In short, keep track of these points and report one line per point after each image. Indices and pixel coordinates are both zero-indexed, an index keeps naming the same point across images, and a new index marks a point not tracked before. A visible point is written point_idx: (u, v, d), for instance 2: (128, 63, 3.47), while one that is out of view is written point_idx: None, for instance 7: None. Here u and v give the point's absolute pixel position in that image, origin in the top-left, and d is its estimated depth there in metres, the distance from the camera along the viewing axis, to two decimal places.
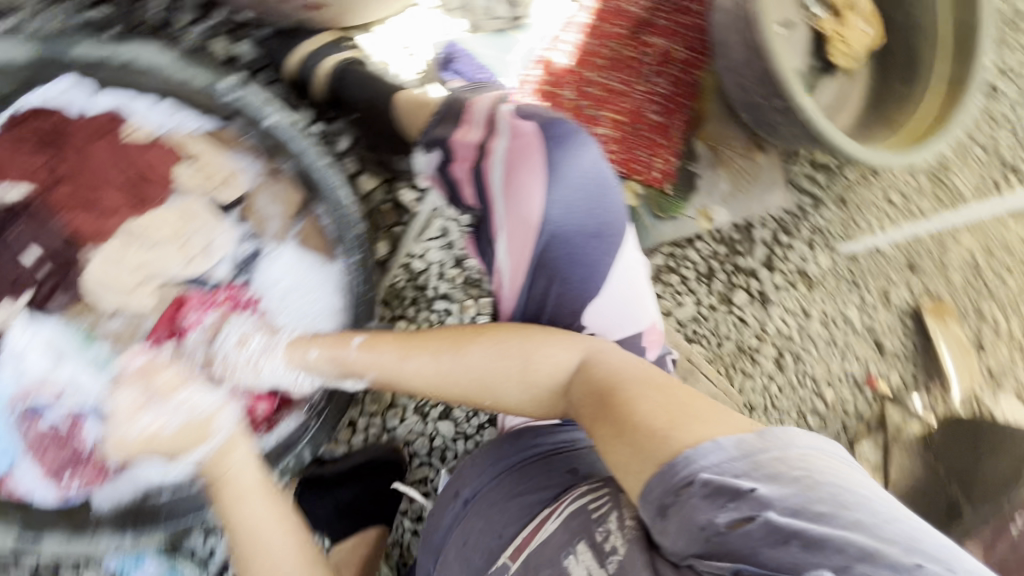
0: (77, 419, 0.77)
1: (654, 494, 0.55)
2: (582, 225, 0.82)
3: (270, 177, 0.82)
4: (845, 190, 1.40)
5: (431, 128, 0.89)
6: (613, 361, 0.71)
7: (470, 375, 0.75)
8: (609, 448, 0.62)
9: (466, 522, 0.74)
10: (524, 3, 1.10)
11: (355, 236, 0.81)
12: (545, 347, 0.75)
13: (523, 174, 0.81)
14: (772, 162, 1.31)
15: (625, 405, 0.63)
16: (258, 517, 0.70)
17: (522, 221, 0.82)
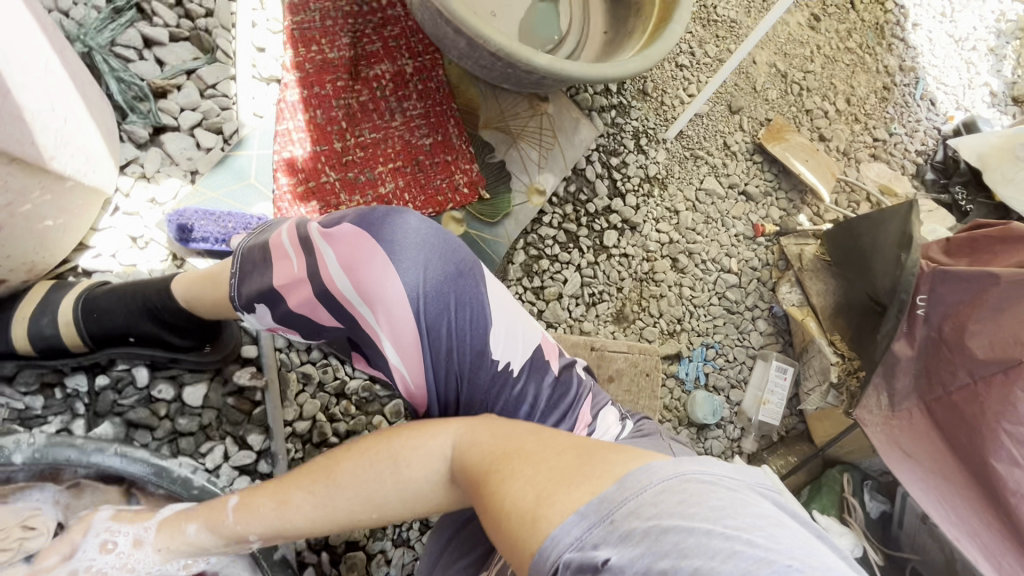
0: None
1: None
2: (451, 284, 0.63)
3: (73, 492, 0.72)
4: (640, 83, 1.40)
5: (236, 292, 0.68)
6: (482, 436, 0.55)
7: (348, 500, 0.58)
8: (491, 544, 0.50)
9: None
10: (226, 117, 1.00)
11: (197, 479, 0.72)
12: (414, 435, 0.58)
13: (367, 273, 0.60)
14: (559, 105, 1.27)
15: (495, 496, 0.50)
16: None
17: (393, 321, 0.61)
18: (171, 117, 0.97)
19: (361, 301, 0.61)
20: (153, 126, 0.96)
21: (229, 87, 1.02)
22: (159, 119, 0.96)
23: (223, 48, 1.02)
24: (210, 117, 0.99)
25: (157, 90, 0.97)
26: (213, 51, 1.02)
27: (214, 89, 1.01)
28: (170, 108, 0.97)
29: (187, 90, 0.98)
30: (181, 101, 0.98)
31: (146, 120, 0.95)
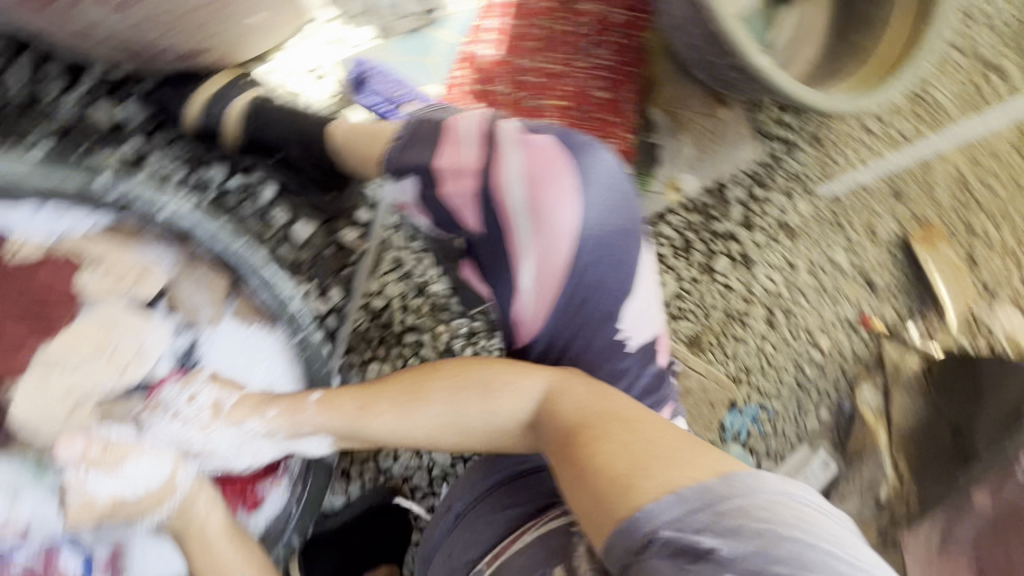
0: (50, 553, 0.76)
1: (615, 555, 0.47)
2: (617, 234, 0.64)
3: (190, 261, 0.76)
4: (820, 129, 1.34)
5: (392, 156, 0.75)
6: (573, 398, 0.61)
7: (445, 428, 0.67)
8: (571, 496, 0.54)
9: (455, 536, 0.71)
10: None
11: (299, 309, 0.77)
12: (507, 378, 0.66)
13: (546, 189, 0.61)
14: (734, 114, 1.25)
15: (586, 453, 0.54)
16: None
17: (550, 245, 0.62)
18: None
19: (529, 213, 0.62)
20: None
21: None
22: None
23: None
24: None
25: None
26: None
27: None
28: None
29: None
30: None
31: None
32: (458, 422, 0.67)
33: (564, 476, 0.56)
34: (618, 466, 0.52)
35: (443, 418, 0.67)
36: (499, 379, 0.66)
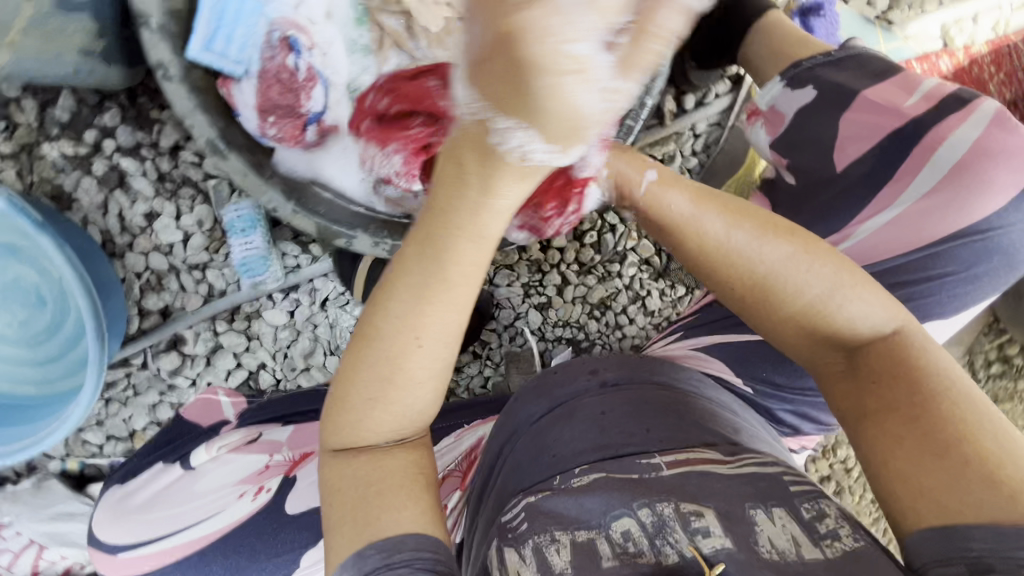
0: (314, 79, 0.78)
1: (971, 550, 0.49)
2: (999, 247, 0.73)
3: None
4: (1004, 395, 1.23)
5: (806, 64, 0.82)
6: (924, 356, 0.60)
7: (780, 273, 0.61)
8: (894, 448, 0.57)
9: (600, 399, 0.72)
10: (902, 10, 0.98)
11: (641, 106, 0.78)
12: (859, 291, 0.62)
13: (996, 167, 0.72)
14: (973, 319, 1.22)
15: (951, 435, 0.55)
16: (448, 295, 0.52)
17: (959, 216, 0.73)
18: None
19: (946, 178, 0.74)
20: None
21: (930, 4, 0.99)
22: None
23: None
24: None
25: None
26: None
27: None
28: None
29: None
30: None
31: None
32: (793, 287, 0.62)
33: (877, 418, 0.59)
34: (977, 457, 0.53)
35: (785, 276, 0.61)
36: (855, 284, 0.61)
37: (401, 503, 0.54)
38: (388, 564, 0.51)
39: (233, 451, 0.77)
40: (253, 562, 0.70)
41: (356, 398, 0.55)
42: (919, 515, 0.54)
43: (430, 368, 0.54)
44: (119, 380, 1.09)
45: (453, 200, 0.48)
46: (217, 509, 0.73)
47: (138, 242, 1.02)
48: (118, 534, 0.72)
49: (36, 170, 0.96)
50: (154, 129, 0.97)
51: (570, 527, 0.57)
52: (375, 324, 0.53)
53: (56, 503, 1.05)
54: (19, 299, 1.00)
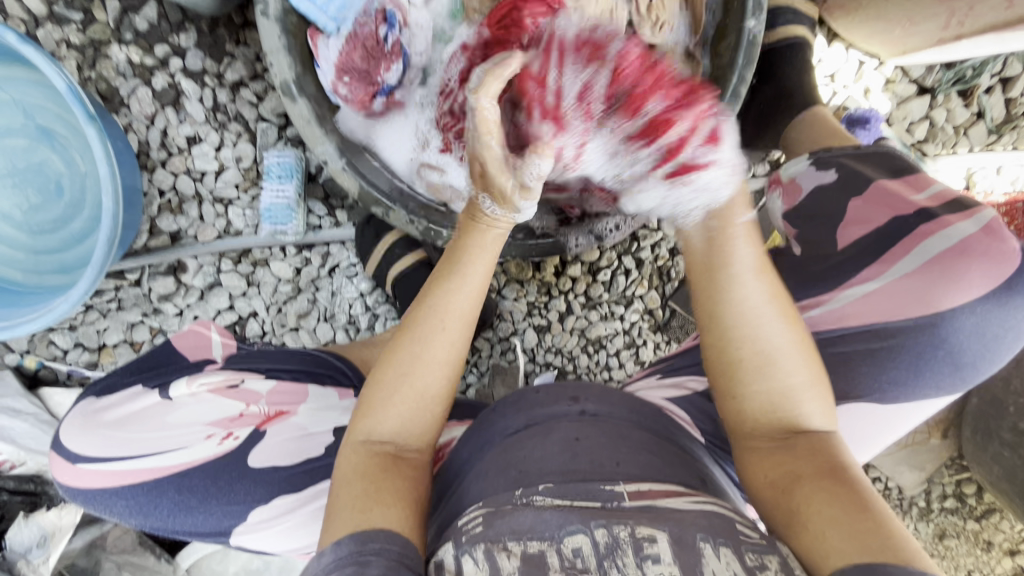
0: (397, 54, 0.80)
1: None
2: (961, 351, 0.68)
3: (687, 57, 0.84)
4: (951, 531, 1.26)
5: (837, 152, 0.81)
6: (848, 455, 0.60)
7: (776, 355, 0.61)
8: (821, 508, 0.54)
9: (561, 423, 0.64)
10: (935, 145, 1.06)
11: None
12: (821, 396, 0.62)
13: (974, 267, 0.67)
14: (939, 450, 1.25)
15: (871, 501, 0.54)
16: (459, 305, 0.61)
17: (926, 297, 0.68)
18: (939, 99, 1.04)
19: (926, 266, 0.69)
20: (932, 86, 1.03)
21: (962, 147, 1.06)
22: (941, 89, 1.03)
23: (999, 139, 1.06)
24: (938, 130, 1.05)
25: (964, 88, 1.03)
26: (997, 131, 1.06)
27: (962, 134, 1.06)
28: (947, 98, 1.04)
29: (965, 111, 1.04)
30: (952, 108, 1.04)
31: (941, 80, 1.02)
32: (778, 366, 0.61)
33: (808, 485, 0.56)
34: (887, 525, 0.52)
35: (772, 347, 0.61)
36: (819, 384, 0.62)
37: (392, 502, 0.56)
38: (359, 551, 0.51)
39: (211, 391, 0.71)
40: (203, 505, 0.64)
41: (387, 375, 0.60)
42: (830, 551, 0.51)
43: (449, 352, 0.61)
44: (108, 290, 1.07)
45: (471, 241, 0.62)
46: (180, 445, 0.67)
47: (172, 161, 1.02)
48: (85, 444, 0.65)
49: (98, 67, 0.97)
50: (223, 60, 0.98)
51: (523, 537, 0.52)
52: (414, 312, 0.61)
53: (5, 396, 0.96)
54: (36, 183, 0.99)
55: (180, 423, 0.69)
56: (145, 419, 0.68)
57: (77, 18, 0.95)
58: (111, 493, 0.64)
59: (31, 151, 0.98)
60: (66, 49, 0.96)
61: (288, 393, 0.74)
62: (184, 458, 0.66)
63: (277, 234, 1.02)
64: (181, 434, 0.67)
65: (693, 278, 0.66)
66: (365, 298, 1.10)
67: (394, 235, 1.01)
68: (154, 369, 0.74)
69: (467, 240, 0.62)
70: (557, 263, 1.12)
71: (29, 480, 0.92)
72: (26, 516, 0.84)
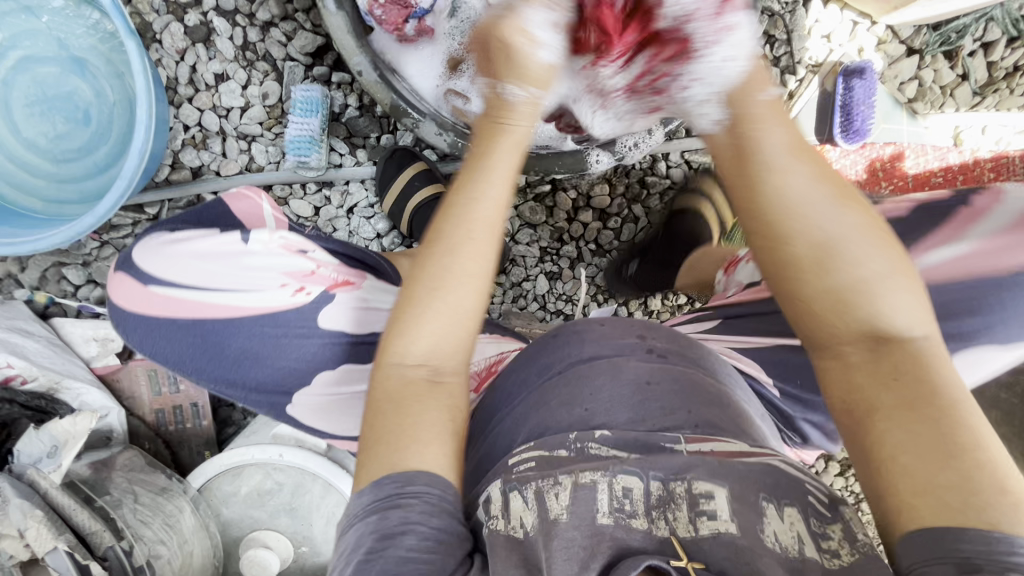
0: None
1: (958, 549, 0.41)
2: None
3: None
4: None
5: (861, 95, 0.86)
6: (954, 376, 0.48)
7: (832, 241, 0.50)
8: (897, 455, 0.45)
9: (628, 365, 0.63)
10: (924, 104, 1.12)
11: None
12: (906, 287, 0.50)
13: None
14: None
15: (969, 446, 0.44)
16: (483, 211, 0.58)
17: None
18: (926, 60, 1.11)
19: None
20: (920, 48, 1.11)
21: (949, 107, 1.14)
22: (928, 51, 1.10)
23: (983, 101, 1.14)
24: (925, 91, 1.12)
25: (949, 50, 1.11)
26: (981, 93, 1.13)
27: (949, 94, 1.13)
28: (933, 59, 1.11)
29: (951, 72, 1.12)
30: (939, 69, 1.12)
31: (928, 42, 1.10)
32: (837, 262, 0.50)
33: (887, 417, 0.47)
34: (977, 475, 0.43)
35: (834, 230, 0.50)
36: (900, 271, 0.50)
37: (431, 442, 0.53)
38: (399, 492, 0.50)
39: (285, 247, 0.64)
40: (273, 356, 0.65)
41: (419, 290, 0.57)
42: (901, 511, 0.44)
43: (477, 268, 0.58)
44: (125, 225, 1.08)
45: (500, 138, 0.61)
46: (255, 287, 0.63)
47: (199, 97, 1.05)
48: (163, 266, 0.62)
49: (133, 2, 1.01)
50: (255, 0, 1.02)
51: (578, 471, 0.53)
52: (439, 225, 0.58)
53: (17, 319, 0.96)
54: (63, 111, 1.00)
55: (254, 266, 0.63)
56: (218, 253, 0.63)
57: None
58: (178, 324, 0.63)
59: (61, 80, 1.00)
60: None
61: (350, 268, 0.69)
62: (256, 301, 0.63)
63: (299, 167, 1.04)
64: (257, 274, 0.63)
65: (723, 174, 0.55)
66: (382, 239, 1.12)
67: (412, 169, 1.04)
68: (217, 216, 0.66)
69: (492, 139, 0.61)
70: (569, 209, 1.14)
71: (40, 395, 0.90)
72: (38, 428, 0.83)
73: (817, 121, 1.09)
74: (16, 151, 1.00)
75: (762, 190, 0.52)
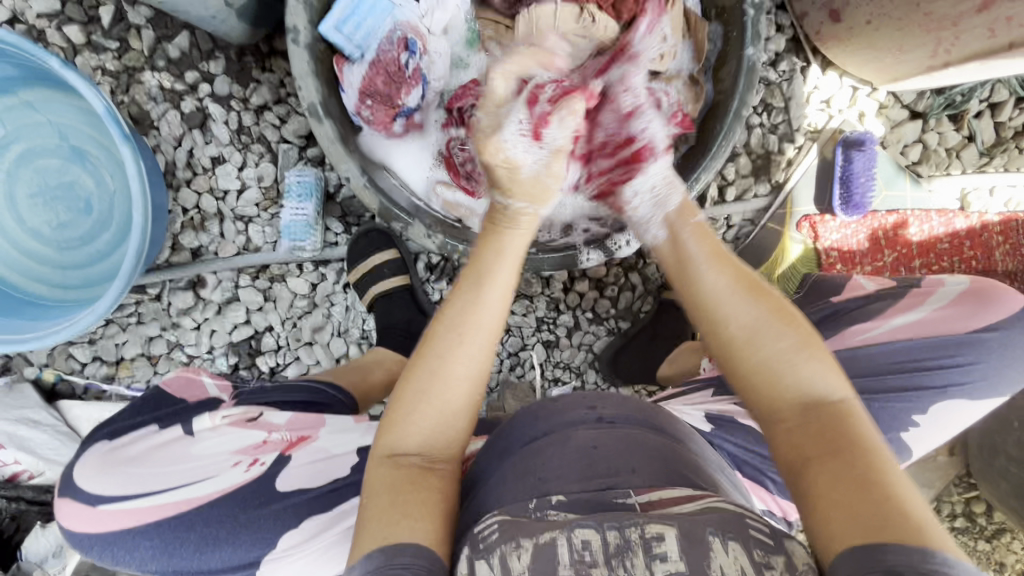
0: (417, 79, 0.85)
1: (884, 560, 0.45)
2: (986, 369, 0.81)
3: (691, 81, 0.88)
4: (962, 551, 1.25)
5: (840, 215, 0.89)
6: (869, 429, 0.55)
7: (755, 330, 0.60)
8: (827, 492, 0.51)
9: (573, 433, 0.66)
10: (929, 167, 1.10)
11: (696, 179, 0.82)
12: (819, 357, 0.59)
13: (981, 308, 0.83)
14: (946, 468, 1.25)
15: (878, 479, 0.50)
16: (483, 317, 0.62)
17: (951, 325, 0.83)
18: (930, 123, 1.09)
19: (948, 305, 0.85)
20: (923, 111, 1.08)
21: (955, 169, 1.10)
22: (932, 114, 1.08)
23: (991, 161, 1.09)
24: (931, 153, 1.09)
25: (954, 113, 1.08)
26: (988, 154, 1.09)
27: (955, 156, 1.10)
28: (938, 122, 1.08)
29: (956, 134, 1.09)
30: (944, 132, 1.09)
31: (932, 105, 1.07)
32: (755, 335, 0.60)
33: (816, 467, 0.53)
34: (890, 501, 0.49)
35: (728, 301, 0.62)
36: (811, 345, 0.59)
37: (421, 516, 0.56)
38: (387, 564, 0.53)
39: (232, 425, 0.72)
40: (233, 536, 0.65)
41: (409, 392, 0.61)
42: (833, 535, 0.49)
43: (468, 368, 0.61)
44: (129, 305, 1.10)
45: (490, 248, 0.64)
46: (208, 475, 0.68)
47: (197, 181, 1.06)
48: (106, 486, 0.66)
49: (131, 92, 1.02)
50: (249, 86, 1.04)
51: (535, 533, 0.54)
52: (433, 329, 0.63)
53: (25, 407, 0.98)
54: (65, 201, 1.03)
55: (204, 454, 0.70)
56: (166, 454, 0.70)
57: (113, 47, 1.01)
58: (134, 534, 0.65)
59: (64, 170, 1.02)
60: (102, 74, 1.02)
61: (305, 421, 0.77)
62: (213, 488, 0.67)
63: (295, 249, 1.06)
64: (207, 464, 0.69)
65: (671, 279, 0.67)
66: None
67: (387, 254, 1.06)
68: (164, 410, 0.75)
69: (485, 247, 0.65)
70: (565, 279, 1.14)
71: (46, 490, 0.95)
72: (44, 525, 0.87)
73: (817, 190, 1.08)
74: (20, 240, 1.02)
75: (704, 294, 0.63)
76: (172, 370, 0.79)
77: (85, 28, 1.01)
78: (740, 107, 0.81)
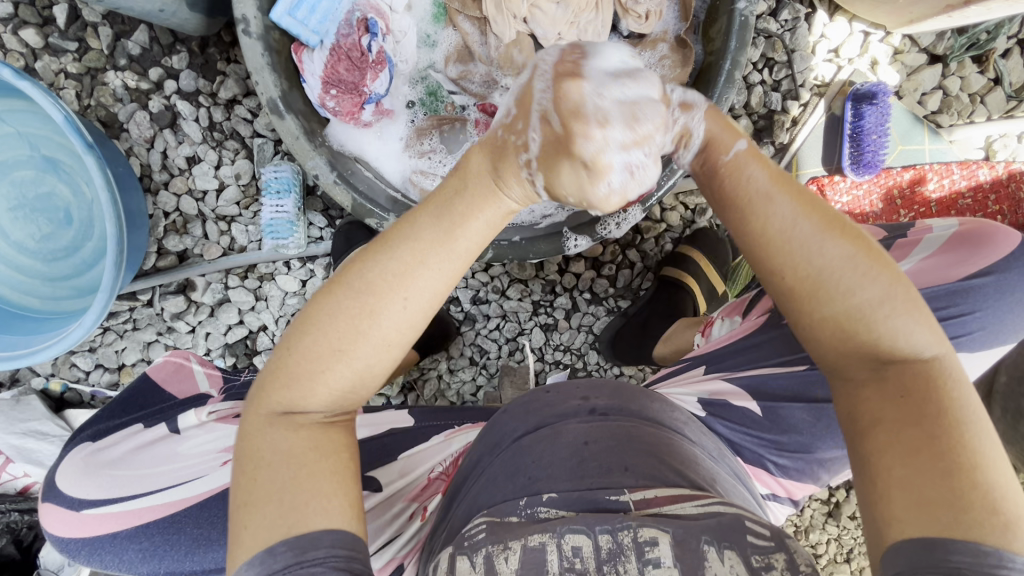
0: (383, 63, 0.81)
1: (946, 556, 0.42)
2: (1003, 317, 0.73)
3: (679, 43, 0.81)
4: None
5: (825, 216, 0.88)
6: (959, 393, 0.48)
7: (829, 275, 0.49)
8: (893, 467, 0.46)
9: (558, 427, 0.62)
10: (950, 116, 1.01)
11: None
12: (915, 309, 0.49)
13: (981, 249, 0.75)
14: None
15: (958, 455, 0.45)
16: (422, 266, 0.48)
17: (945, 273, 0.75)
18: (952, 67, 0.99)
19: (940, 252, 0.77)
20: (943, 54, 0.98)
21: (980, 115, 1.01)
22: (954, 56, 0.98)
23: (1019, 105, 1.00)
24: (952, 100, 1.00)
25: (979, 54, 0.98)
26: (1017, 96, 1.00)
27: (978, 101, 1.00)
28: (960, 65, 0.99)
29: (980, 78, 0.99)
30: (966, 75, 0.99)
31: (953, 47, 0.97)
32: (829, 288, 0.49)
33: (890, 430, 0.47)
34: (972, 490, 0.44)
35: (796, 225, 0.50)
36: (904, 294, 0.49)
37: (333, 496, 0.48)
38: (297, 562, 0.45)
39: (219, 420, 0.71)
40: (225, 537, 0.62)
41: (316, 341, 0.48)
42: (894, 519, 0.45)
43: (396, 323, 0.48)
44: (122, 312, 1.08)
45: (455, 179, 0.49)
46: (197, 474, 0.66)
47: (174, 183, 1.03)
48: (91, 489, 0.64)
49: (96, 94, 0.99)
50: (215, 79, 0.99)
51: (524, 534, 0.51)
52: (360, 261, 0.48)
53: (31, 420, 1.00)
54: (45, 213, 1.01)
55: (192, 453, 0.68)
56: (152, 455, 0.68)
57: (72, 48, 0.97)
58: (121, 537, 0.62)
59: (39, 181, 1.00)
60: (64, 78, 0.98)
61: None
62: (200, 488, 0.64)
63: (279, 248, 1.03)
64: (194, 463, 0.67)
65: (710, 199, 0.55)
66: None
67: None
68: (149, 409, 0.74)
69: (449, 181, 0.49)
70: (560, 261, 1.10)
71: None
72: None
73: (825, 150, 1.01)
74: (8, 254, 1.02)
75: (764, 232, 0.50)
76: (162, 366, 0.79)
77: (41, 30, 0.96)
78: (733, 68, 0.74)
